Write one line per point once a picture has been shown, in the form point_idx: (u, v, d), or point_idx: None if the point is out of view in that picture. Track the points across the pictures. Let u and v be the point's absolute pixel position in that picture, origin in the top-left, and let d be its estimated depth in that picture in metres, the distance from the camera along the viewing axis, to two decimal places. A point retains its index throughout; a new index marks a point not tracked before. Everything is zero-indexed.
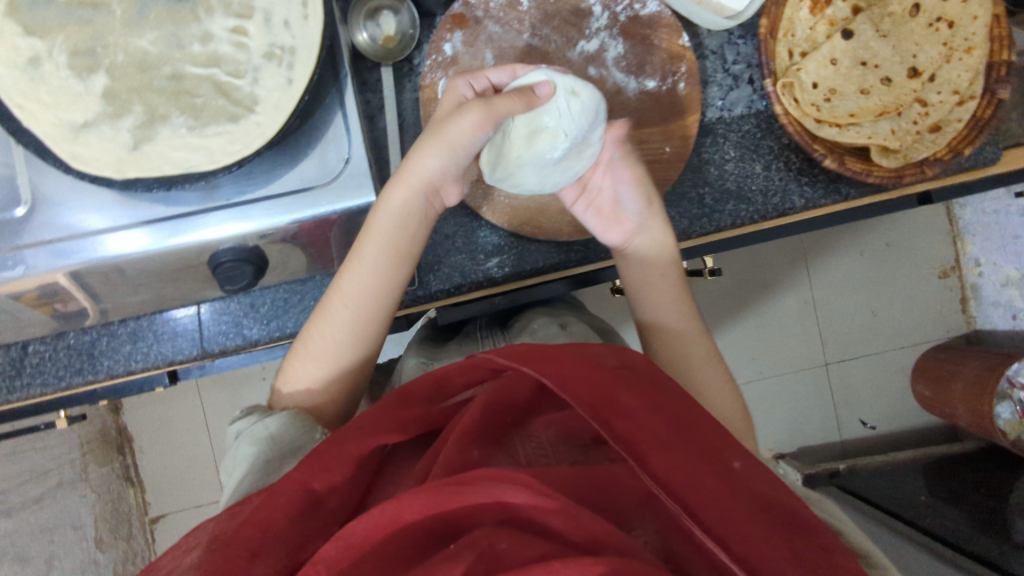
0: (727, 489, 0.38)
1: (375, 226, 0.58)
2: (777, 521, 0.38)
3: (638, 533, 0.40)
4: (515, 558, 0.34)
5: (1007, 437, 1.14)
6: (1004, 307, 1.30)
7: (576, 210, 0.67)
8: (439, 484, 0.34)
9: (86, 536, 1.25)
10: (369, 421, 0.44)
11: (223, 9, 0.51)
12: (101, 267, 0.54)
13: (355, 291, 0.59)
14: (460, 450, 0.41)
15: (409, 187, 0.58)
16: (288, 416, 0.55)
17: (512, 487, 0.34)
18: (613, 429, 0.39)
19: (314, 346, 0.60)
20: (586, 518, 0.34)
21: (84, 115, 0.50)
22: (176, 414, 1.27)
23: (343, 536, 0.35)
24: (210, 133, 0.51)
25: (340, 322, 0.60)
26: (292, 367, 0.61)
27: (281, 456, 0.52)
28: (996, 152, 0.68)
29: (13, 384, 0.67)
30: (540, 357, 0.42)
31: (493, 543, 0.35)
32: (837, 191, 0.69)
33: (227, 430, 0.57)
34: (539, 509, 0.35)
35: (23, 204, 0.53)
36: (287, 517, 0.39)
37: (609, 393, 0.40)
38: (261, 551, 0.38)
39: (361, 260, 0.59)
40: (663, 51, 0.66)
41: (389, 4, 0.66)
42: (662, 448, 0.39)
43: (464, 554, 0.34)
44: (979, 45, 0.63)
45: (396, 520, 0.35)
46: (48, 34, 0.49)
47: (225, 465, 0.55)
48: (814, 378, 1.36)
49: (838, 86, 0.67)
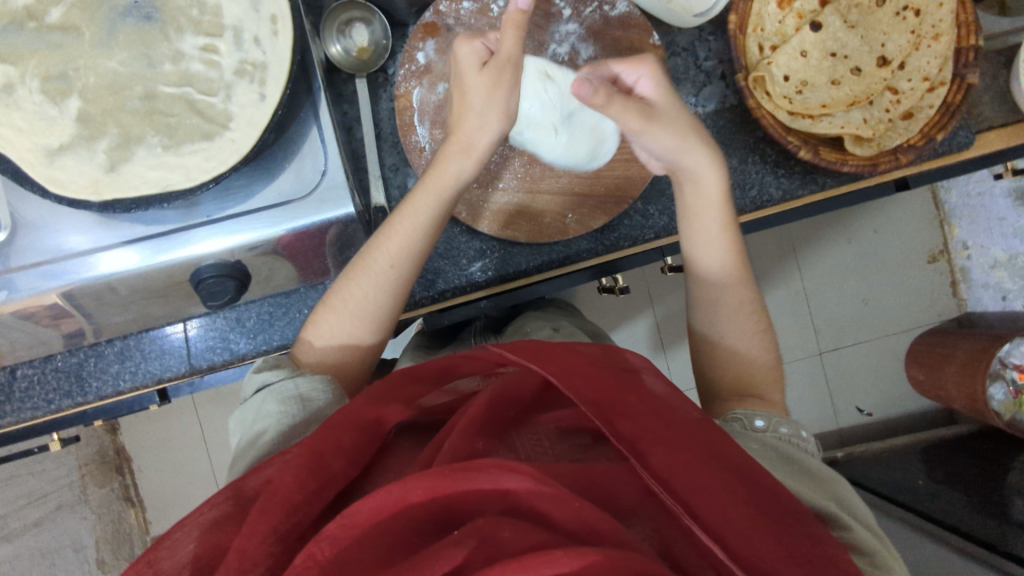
0: (723, 487, 0.40)
1: (430, 187, 0.58)
2: (773, 521, 0.39)
3: (638, 530, 0.40)
4: (517, 546, 0.37)
5: (1002, 417, 1.15)
6: (993, 289, 1.34)
7: (555, 209, 0.67)
8: (445, 470, 0.37)
9: (89, 556, 1.28)
10: (377, 394, 0.49)
11: (193, 28, 0.52)
12: (91, 287, 0.55)
13: (403, 250, 0.58)
14: (465, 440, 0.43)
15: (477, 160, 0.59)
16: (320, 379, 0.56)
17: (518, 476, 0.37)
18: (614, 426, 0.42)
19: (352, 303, 0.58)
20: (586, 511, 0.38)
21: (60, 139, 0.50)
22: (173, 432, 1.27)
23: (349, 514, 0.36)
24: (185, 152, 0.51)
25: (383, 279, 0.58)
26: (321, 322, 0.59)
27: (307, 418, 0.53)
28: (970, 136, 0.69)
29: (3, 409, 0.67)
30: (544, 353, 0.45)
31: (496, 532, 0.37)
32: (813, 181, 0.69)
33: (251, 378, 0.58)
34: (540, 499, 0.38)
35: (2, 229, 0.53)
36: (297, 479, 0.41)
37: (611, 393, 0.43)
38: (264, 509, 0.39)
39: (416, 221, 0.58)
40: (636, 51, 0.66)
41: (360, 16, 0.67)
42: (660, 444, 0.41)
43: (467, 541, 0.37)
44: (946, 32, 0.64)
45: (400, 502, 0.37)
46: (20, 60, 0.50)
47: (247, 411, 0.55)
48: (808, 368, 1.37)
49: (809, 78, 0.67)
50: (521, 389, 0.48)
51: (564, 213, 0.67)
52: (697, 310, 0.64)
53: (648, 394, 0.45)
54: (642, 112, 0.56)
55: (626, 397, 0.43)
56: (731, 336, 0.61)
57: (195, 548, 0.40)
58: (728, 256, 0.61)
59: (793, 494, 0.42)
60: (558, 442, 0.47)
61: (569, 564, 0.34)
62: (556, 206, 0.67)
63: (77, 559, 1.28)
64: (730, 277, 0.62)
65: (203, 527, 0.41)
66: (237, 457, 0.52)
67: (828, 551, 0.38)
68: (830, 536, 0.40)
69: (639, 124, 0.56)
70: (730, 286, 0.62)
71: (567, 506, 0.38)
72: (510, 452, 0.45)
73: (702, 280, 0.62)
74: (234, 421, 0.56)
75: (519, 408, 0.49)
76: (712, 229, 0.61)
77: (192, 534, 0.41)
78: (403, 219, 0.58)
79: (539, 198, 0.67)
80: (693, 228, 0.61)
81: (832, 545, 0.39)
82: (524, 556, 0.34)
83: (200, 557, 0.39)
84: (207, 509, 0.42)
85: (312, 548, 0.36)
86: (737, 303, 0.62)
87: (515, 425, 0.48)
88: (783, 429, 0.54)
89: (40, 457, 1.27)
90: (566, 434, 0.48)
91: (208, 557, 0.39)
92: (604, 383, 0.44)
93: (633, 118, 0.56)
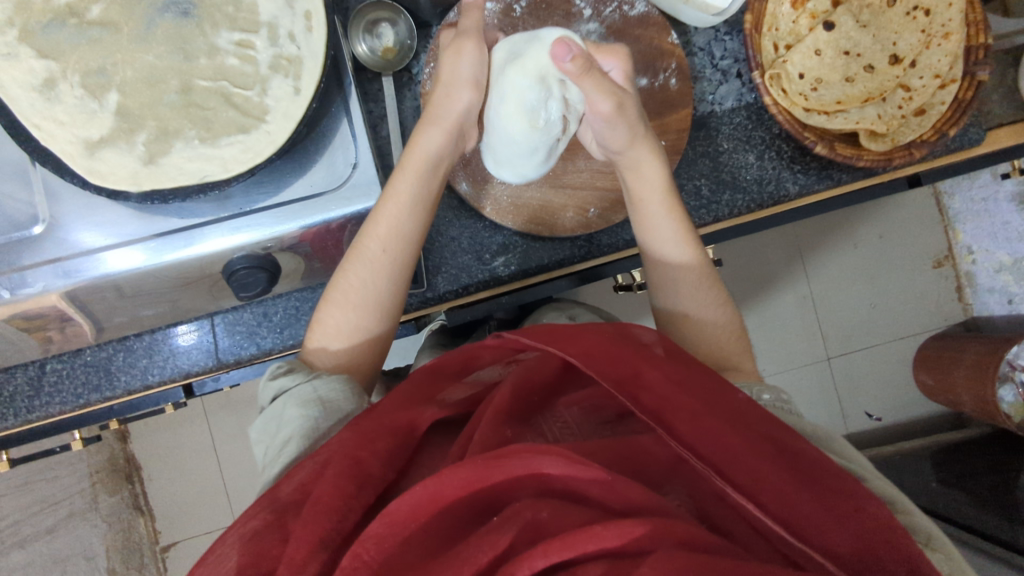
0: (755, 452, 0.41)
1: (409, 166, 0.59)
2: (808, 479, 0.40)
3: (673, 496, 0.43)
4: (557, 527, 0.38)
5: (1013, 420, 1.14)
6: (999, 293, 1.34)
7: (578, 204, 0.69)
8: (478, 459, 0.37)
9: (100, 564, 1.27)
10: (404, 395, 0.49)
11: (228, 24, 0.53)
12: (103, 285, 0.55)
13: (394, 230, 0.58)
14: (493, 429, 0.43)
15: (447, 131, 0.61)
16: (336, 379, 0.55)
17: (549, 457, 0.37)
18: (638, 402, 0.43)
19: (353, 295, 0.59)
20: (620, 486, 0.39)
21: (100, 132, 0.51)
22: (184, 440, 1.27)
23: (390, 513, 0.37)
24: (222, 144, 0.52)
25: (377, 265, 0.59)
26: (325, 320, 0.59)
27: (331, 421, 0.52)
28: (981, 132, 0.70)
29: (32, 404, 0.68)
30: (563, 336, 0.47)
31: (534, 514, 0.38)
32: (830, 176, 0.71)
33: (264, 383, 0.56)
34: (574, 477, 0.39)
35: (40, 223, 0.54)
36: (335, 485, 0.41)
37: (632, 369, 0.45)
38: (306, 520, 0.40)
39: (402, 204, 0.58)
40: (654, 50, 0.68)
41: (387, 17, 0.68)
42: (687, 416, 0.42)
43: (509, 526, 0.38)
44: (955, 30, 0.65)
45: (435, 495, 0.37)
46: (61, 56, 0.51)
47: (267, 421, 0.54)
48: (818, 373, 1.37)
49: (823, 76, 0.69)
50: (541, 373, 0.49)
51: (588, 208, 0.69)
52: (658, 294, 0.65)
53: (669, 364, 0.46)
54: (615, 96, 0.59)
55: (647, 370, 0.45)
56: (693, 306, 0.63)
57: (237, 559, 0.40)
58: (685, 239, 0.63)
59: (823, 452, 0.43)
60: (584, 422, 0.48)
61: (616, 537, 0.35)
62: (579, 201, 0.69)
63: (87, 567, 1.27)
64: (690, 255, 0.63)
65: (244, 537, 0.41)
66: (266, 468, 0.52)
67: (865, 506, 0.39)
68: (864, 486, 0.41)
69: (610, 108, 0.59)
70: (684, 266, 0.63)
71: (602, 484, 0.39)
72: (539, 437, 0.46)
73: (663, 261, 0.63)
74: (254, 430, 0.55)
75: (543, 391, 0.50)
76: (656, 212, 0.63)
77: (232, 548, 0.41)
78: (386, 201, 0.58)
79: (562, 193, 0.69)
80: (642, 215, 0.63)
81: (868, 499, 0.40)
82: (566, 535, 0.35)
83: (244, 567, 0.39)
84: (246, 521, 0.43)
85: (358, 549, 0.37)
86: (694, 278, 0.63)
87: (540, 410, 0.49)
88: (768, 394, 0.56)
89: (51, 464, 1.27)
90: (592, 413, 0.49)
91: (253, 566, 0.39)
92: (623, 359, 0.45)
93: (606, 100, 0.58)
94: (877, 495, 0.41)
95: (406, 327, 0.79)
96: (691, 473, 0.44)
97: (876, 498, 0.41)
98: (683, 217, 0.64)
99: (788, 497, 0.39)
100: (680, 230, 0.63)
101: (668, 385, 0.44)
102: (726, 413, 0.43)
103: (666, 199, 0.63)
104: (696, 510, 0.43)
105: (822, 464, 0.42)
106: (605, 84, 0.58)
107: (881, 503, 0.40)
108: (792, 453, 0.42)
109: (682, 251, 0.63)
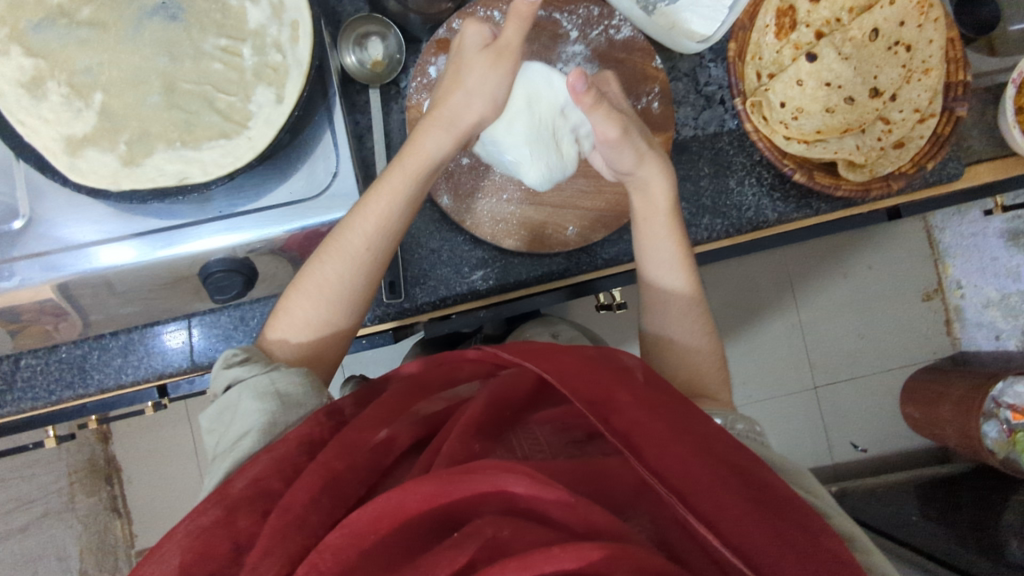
0: (719, 485, 0.41)
1: (410, 166, 0.59)
2: (768, 514, 0.41)
3: (635, 522, 0.44)
4: (517, 545, 0.38)
5: (996, 456, 1.15)
6: (987, 328, 1.37)
7: (558, 222, 0.70)
8: (444, 473, 0.38)
9: (72, 566, 1.26)
10: (386, 406, 0.49)
11: (216, 29, 0.54)
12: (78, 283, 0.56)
13: (376, 228, 0.58)
14: (462, 443, 0.44)
15: (456, 138, 0.61)
16: (297, 373, 0.55)
17: (514, 475, 0.38)
18: (610, 424, 0.43)
19: (327, 289, 0.59)
20: (586, 509, 0.39)
21: (84, 130, 0.52)
22: (164, 443, 1.25)
23: (348, 523, 0.38)
24: (204, 147, 0.53)
25: (352, 259, 0.58)
26: (294, 310, 0.59)
27: (289, 417, 0.52)
28: (959, 166, 0.71)
29: (4, 398, 0.68)
30: (543, 355, 0.48)
31: (497, 531, 0.38)
32: (808, 206, 0.72)
33: (221, 369, 0.56)
34: (540, 498, 0.39)
35: (20, 217, 0.55)
36: (308, 496, 0.42)
37: (605, 391, 0.45)
38: (272, 530, 0.40)
39: (395, 201, 0.58)
40: (638, 73, 0.69)
41: (376, 31, 0.70)
42: (654, 441, 0.42)
43: (468, 543, 0.38)
44: (935, 66, 0.67)
45: (399, 509, 0.38)
46: (50, 54, 0.53)
47: (220, 411, 0.54)
48: (804, 401, 1.37)
49: (805, 106, 0.69)
50: (518, 388, 0.49)
51: (566, 225, 0.70)
52: (645, 316, 0.67)
53: (642, 389, 0.46)
54: (621, 124, 0.59)
55: (620, 393, 0.45)
56: (677, 331, 0.64)
57: (180, 559, 0.40)
58: (685, 269, 0.64)
59: (786, 486, 0.44)
60: (555, 440, 0.49)
61: (573, 561, 0.35)
62: (559, 219, 0.70)
63: (60, 568, 1.26)
64: (686, 284, 0.64)
65: (189, 534, 0.41)
66: (217, 458, 0.52)
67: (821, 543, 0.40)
68: (824, 526, 0.42)
69: (616, 134, 0.59)
70: (677, 293, 0.64)
71: (565, 505, 0.39)
72: (508, 453, 0.46)
73: (659, 286, 0.65)
74: (205, 418, 0.55)
75: (517, 407, 0.50)
76: (659, 235, 0.64)
77: (177, 546, 0.41)
78: (381, 197, 0.58)
79: (542, 211, 0.70)
80: (642, 237, 0.64)
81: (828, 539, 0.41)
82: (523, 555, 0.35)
83: (187, 565, 0.39)
84: (193, 517, 0.43)
85: (314, 559, 0.37)
86: (685, 306, 0.64)
87: (512, 425, 0.49)
88: (739, 426, 0.58)
89: (30, 462, 1.26)
90: (562, 431, 0.50)
91: (197, 564, 0.40)
92: (597, 380, 0.46)
93: (614, 128, 0.59)
94: (834, 531, 0.42)
95: (383, 338, 0.79)
96: (655, 499, 0.44)
97: (835, 539, 0.41)
98: (685, 243, 0.65)
99: (751, 532, 0.40)
100: (682, 259, 0.64)
101: (639, 409, 0.44)
102: (694, 442, 0.44)
103: (674, 226, 0.64)
104: (657, 538, 0.43)
105: (784, 501, 0.42)
106: (612, 113, 0.59)
107: (840, 543, 0.41)
108: (756, 487, 0.42)
109: (679, 279, 0.64)
